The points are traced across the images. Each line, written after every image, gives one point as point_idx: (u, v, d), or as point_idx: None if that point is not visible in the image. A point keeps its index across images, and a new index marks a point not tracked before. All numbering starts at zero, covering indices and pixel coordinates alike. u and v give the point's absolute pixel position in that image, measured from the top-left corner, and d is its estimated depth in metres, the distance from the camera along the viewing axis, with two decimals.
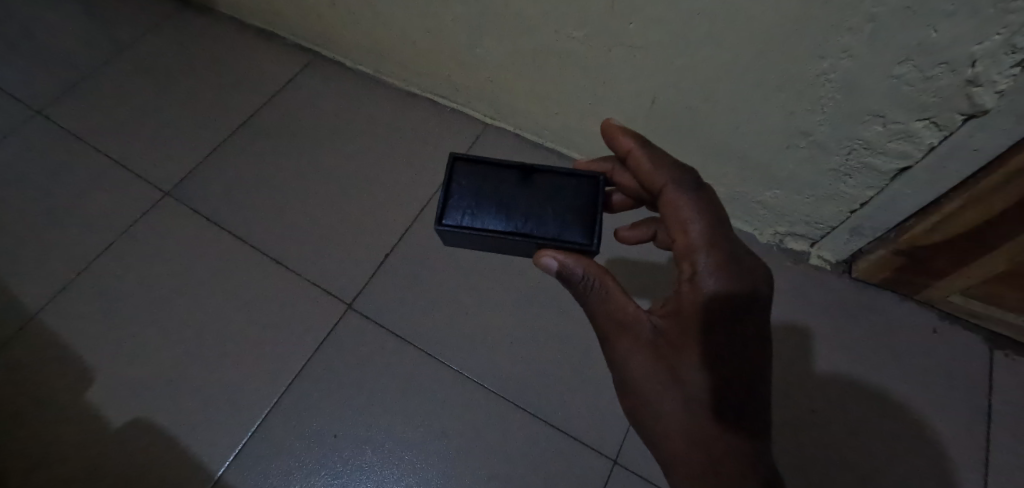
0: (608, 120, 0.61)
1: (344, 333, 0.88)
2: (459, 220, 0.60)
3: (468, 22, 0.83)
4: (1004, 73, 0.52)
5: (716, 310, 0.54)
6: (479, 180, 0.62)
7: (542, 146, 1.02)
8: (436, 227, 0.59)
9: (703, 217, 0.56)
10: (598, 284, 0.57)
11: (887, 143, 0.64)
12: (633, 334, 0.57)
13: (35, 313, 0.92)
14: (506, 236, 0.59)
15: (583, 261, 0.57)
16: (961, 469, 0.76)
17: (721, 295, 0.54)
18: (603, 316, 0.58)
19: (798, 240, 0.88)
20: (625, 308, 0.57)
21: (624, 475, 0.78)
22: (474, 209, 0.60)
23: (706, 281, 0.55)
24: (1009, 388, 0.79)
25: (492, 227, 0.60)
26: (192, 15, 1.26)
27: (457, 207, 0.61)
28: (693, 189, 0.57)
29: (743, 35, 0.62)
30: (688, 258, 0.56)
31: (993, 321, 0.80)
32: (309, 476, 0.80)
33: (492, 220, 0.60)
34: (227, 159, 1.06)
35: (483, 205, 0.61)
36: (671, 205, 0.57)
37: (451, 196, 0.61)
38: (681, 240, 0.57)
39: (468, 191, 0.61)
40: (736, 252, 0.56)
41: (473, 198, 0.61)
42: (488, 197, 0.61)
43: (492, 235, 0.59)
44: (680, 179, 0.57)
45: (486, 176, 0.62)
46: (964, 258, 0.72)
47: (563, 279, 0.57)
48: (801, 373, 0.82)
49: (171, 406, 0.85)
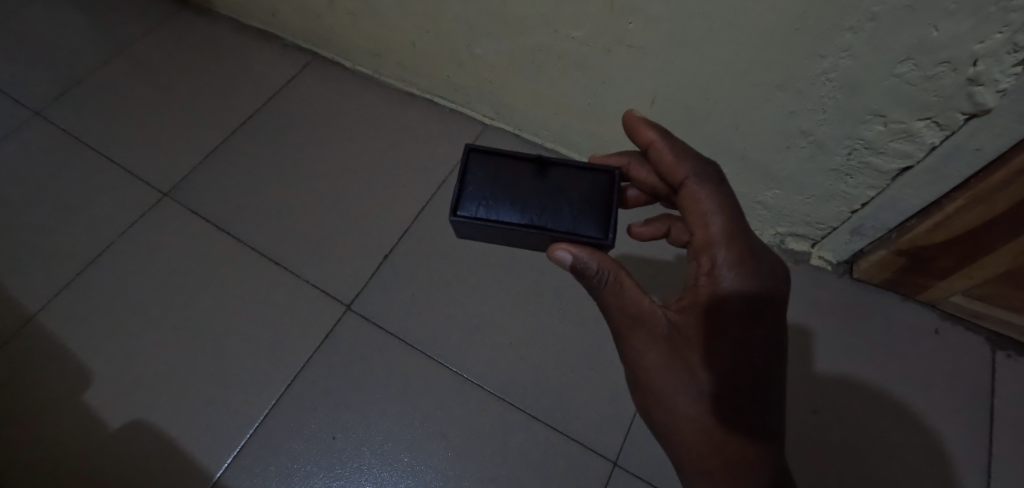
0: (629, 111, 0.60)
1: (344, 333, 0.88)
2: (473, 211, 0.60)
3: (467, 21, 0.84)
4: (1006, 72, 0.52)
5: (733, 306, 0.55)
6: (494, 171, 0.61)
7: (541, 146, 1.03)
8: (450, 218, 0.59)
9: (724, 211, 0.56)
10: (614, 279, 0.56)
11: (888, 143, 0.64)
12: (648, 329, 0.56)
13: (36, 312, 0.92)
14: (521, 228, 0.59)
15: (598, 255, 0.55)
16: (962, 470, 0.76)
17: (738, 291, 0.55)
18: (617, 310, 0.57)
19: (798, 241, 0.88)
20: (642, 303, 0.56)
21: (625, 477, 0.78)
22: (489, 201, 0.60)
23: (724, 276, 0.55)
24: (1011, 388, 0.79)
25: (506, 219, 0.59)
26: (192, 16, 1.26)
27: (472, 198, 0.60)
28: (714, 182, 0.56)
29: (743, 34, 0.62)
30: (707, 252, 0.56)
31: (995, 322, 0.80)
32: (308, 478, 0.79)
33: (507, 211, 0.60)
34: (226, 159, 1.06)
35: (498, 196, 0.60)
36: (691, 198, 0.57)
37: (466, 187, 0.61)
38: (701, 234, 0.56)
39: (485, 182, 0.61)
40: (756, 247, 0.56)
41: (488, 190, 0.61)
42: (504, 189, 0.61)
43: (506, 227, 0.59)
44: (702, 172, 0.56)
45: (502, 168, 0.61)
46: (965, 259, 0.72)
47: (577, 272, 0.56)
48: (802, 374, 0.82)
49: (170, 407, 0.85)
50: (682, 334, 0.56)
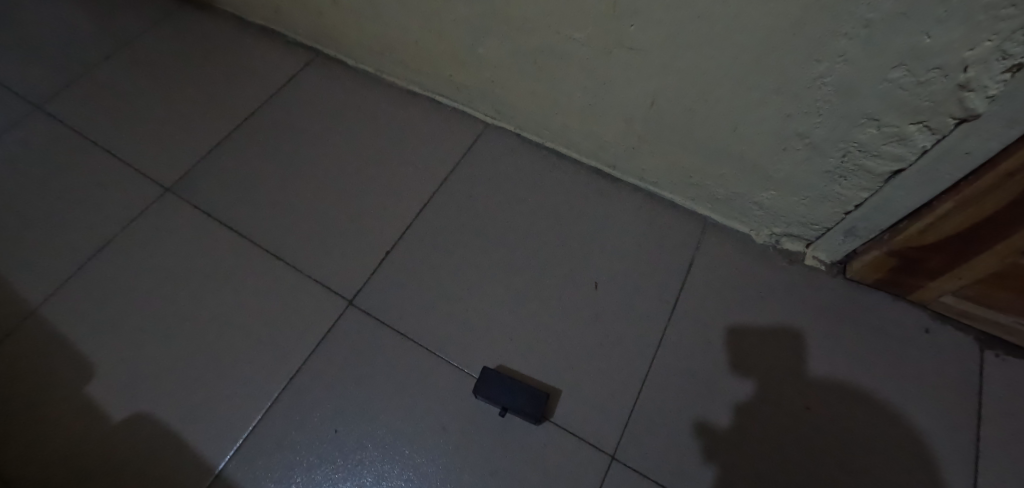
0: None
1: (345, 328, 0.90)
2: (487, 375, 0.84)
3: (470, 22, 0.85)
4: (995, 79, 0.53)
5: None
6: (501, 371, 0.85)
7: (541, 146, 1.04)
8: (481, 368, 0.85)
9: None
10: None
11: (881, 146, 0.66)
12: (746, 409, 0.82)
13: (39, 305, 0.93)
14: (501, 391, 0.82)
15: None
16: (954, 466, 0.76)
17: None
18: None
19: (793, 241, 0.90)
20: None
21: (623, 470, 0.78)
22: (493, 378, 0.83)
23: None
24: (999, 386, 0.80)
25: (495, 385, 0.83)
26: (194, 12, 1.28)
27: (489, 375, 0.84)
28: None
29: (741, 39, 0.63)
30: None
31: (984, 321, 0.81)
32: (309, 470, 0.80)
33: (497, 384, 0.83)
34: (228, 156, 1.07)
35: (497, 379, 0.83)
36: None
37: (488, 370, 0.84)
38: None
39: (496, 373, 0.84)
40: None
41: (495, 375, 0.84)
42: (504, 377, 0.83)
43: (495, 385, 0.83)
44: None
45: (505, 372, 0.85)
46: (955, 261, 0.74)
47: None
48: (795, 372, 0.84)
49: (173, 400, 0.86)
50: (792, 400, 0.82)
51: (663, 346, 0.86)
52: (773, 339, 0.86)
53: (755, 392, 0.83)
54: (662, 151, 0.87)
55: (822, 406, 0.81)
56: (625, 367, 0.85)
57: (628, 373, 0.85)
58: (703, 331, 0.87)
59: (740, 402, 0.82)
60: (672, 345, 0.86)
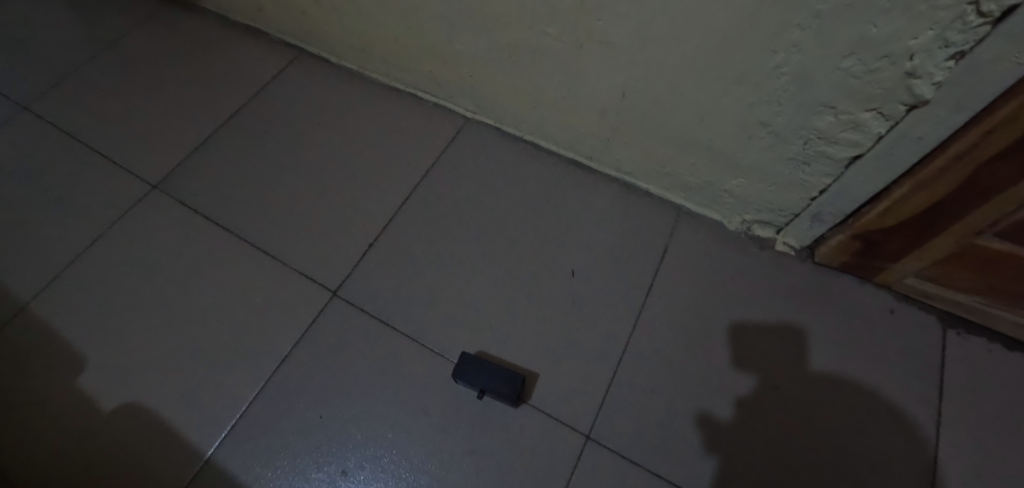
0: None
1: (330, 318, 0.92)
2: (465, 360, 0.86)
3: (447, 19, 0.87)
4: (939, 66, 0.56)
5: None
6: (480, 357, 0.87)
7: (521, 139, 1.07)
8: (460, 353, 0.87)
9: None
10: None
11: (839, 132, 0.69)
12: (719, 390, 0.84)
13: (28, 301, 0.95)
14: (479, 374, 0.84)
15: None
16: (917, 439, 0.79)
17: None
18: None
19: (764, 228, 0.93)
20: None
21: (599, 449, 0.81)
22: (471, 364, 0.86)
23: None
24: (960, 363, 0.83)
25: (473, 369, 0.85)
26: (179, 12, 1.29)
27: (467, 360, 0.86)
28: None
29: (702, 32, 0.66)
30: None
31: (945, 301, 0.85)
32: (296, 456, 0.82)
33: (475, 369, 0.85)
34: (213, 153, 1.09)
35: (475, 364, 0.86)
36: None
37: (467, 356, 0.87)
38: None
39: (474, 358, 0.86)
40: None
41: (473, 361, 0.86)
42: (482, 362, 0.86)
43: (473, 369, 0.85)
44: None
45: (484, 357, 0.87)
46: (915, 243, 0.77)
47: None
48: (765, 353, 0.86)
49: (161, 390, 0.88)
50: (763, 379, 0.85)
51: (638, 330, 0.89)
52: (744, 322, 0.89)
53: (727, 372, 0.85)
54: (635, 142, 0.90)
55: (792, 385, 0.84)
56: (603, 351, 0.88)
57: (605, 356, 0.87)
58: (678, 316, 0.90)
59: (713, 382, 0.85)
60: (647, 329, 0.89)
